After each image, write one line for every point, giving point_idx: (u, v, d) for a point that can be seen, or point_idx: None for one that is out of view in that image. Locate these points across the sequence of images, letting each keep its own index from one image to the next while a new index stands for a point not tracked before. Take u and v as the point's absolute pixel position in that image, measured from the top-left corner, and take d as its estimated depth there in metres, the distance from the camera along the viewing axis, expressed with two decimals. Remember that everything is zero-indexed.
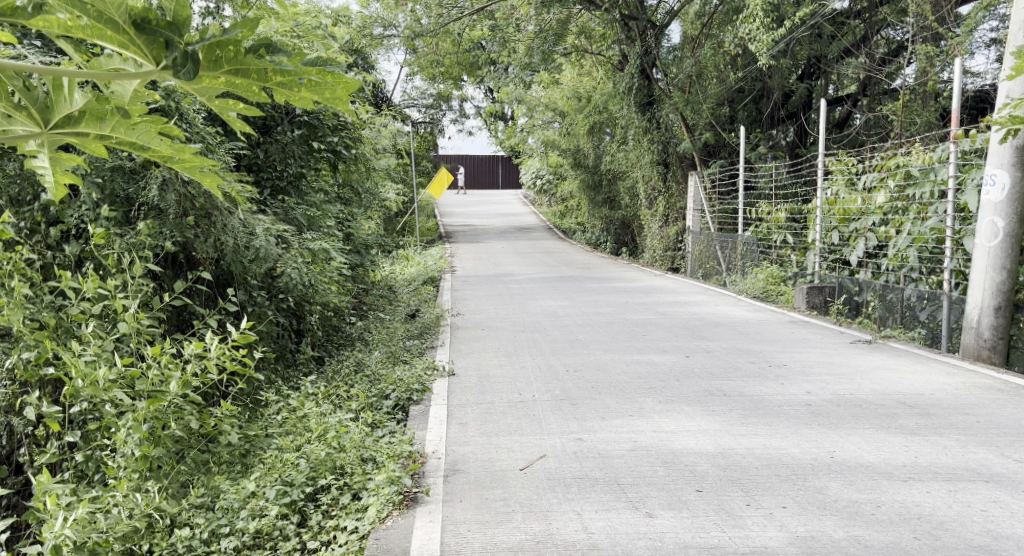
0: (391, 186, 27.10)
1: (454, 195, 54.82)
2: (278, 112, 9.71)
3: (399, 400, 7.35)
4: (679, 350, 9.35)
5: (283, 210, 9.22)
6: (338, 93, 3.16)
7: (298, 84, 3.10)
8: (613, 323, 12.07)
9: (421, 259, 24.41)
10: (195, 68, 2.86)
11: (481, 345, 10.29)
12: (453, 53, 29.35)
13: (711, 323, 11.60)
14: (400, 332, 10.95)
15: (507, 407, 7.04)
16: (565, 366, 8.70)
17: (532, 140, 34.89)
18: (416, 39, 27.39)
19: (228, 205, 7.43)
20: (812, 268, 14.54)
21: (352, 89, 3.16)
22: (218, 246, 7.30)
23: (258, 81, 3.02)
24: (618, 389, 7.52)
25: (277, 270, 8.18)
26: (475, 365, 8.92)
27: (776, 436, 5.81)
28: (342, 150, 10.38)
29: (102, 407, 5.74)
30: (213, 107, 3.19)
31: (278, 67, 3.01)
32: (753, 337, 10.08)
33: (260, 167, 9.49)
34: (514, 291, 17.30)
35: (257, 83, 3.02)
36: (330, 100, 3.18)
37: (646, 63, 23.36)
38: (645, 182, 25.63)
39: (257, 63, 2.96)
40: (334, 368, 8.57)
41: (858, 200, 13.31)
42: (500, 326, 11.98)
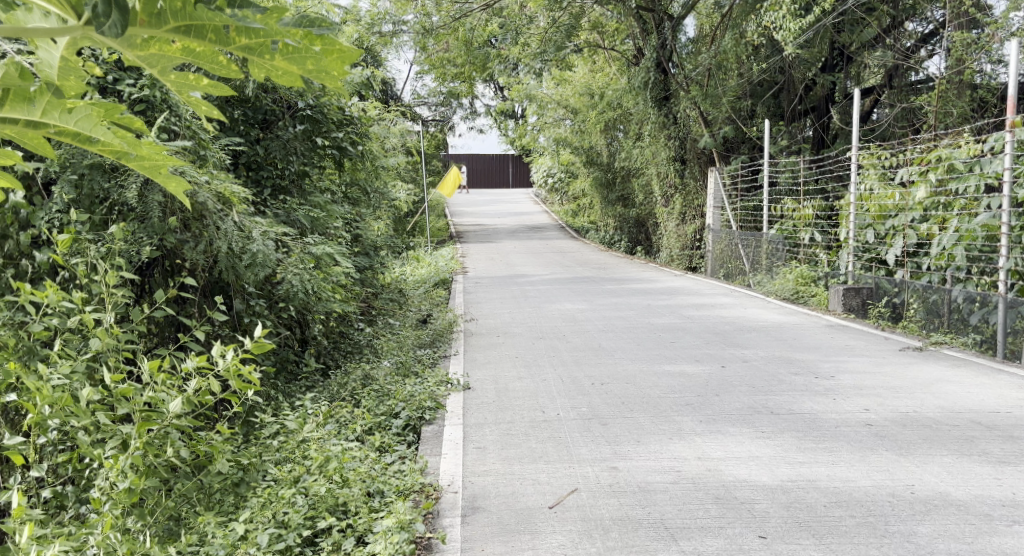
0: (401, 185, 26.53)
1: (464, 195, 54.18)
2: (279, 105, 8.99)
3: (409, 420, 6.61)
4: (713, 359, 8.70)
5: (284, 211, 8.50)
6: (327, 64, 2.34)
7: (270, 51, 2.30)
8: (637, 328, 11.40)
9: (432, 260, 23.77)
10: (123, 17, 2.09)
11: (498, 353, 9.61)
12: (463, 50, 28.65)
13: (743, 328, 10.93)
14: (412, 341, 10.24)
15: (529, 428, 6.33)
16: (591, 378, 8.00)
17: (543, 138, 34.21)
18: (426, 36, 26.71)
19: (221, 206, 6.79)
20: (844, 268, 13.85)
21: (348, 61, 2.35)
22: (212, 250, 6.66)
23: (217, 45, 2.24)
24: (652, 405, 6.84)
25: (276, 277, 7.49)
26: (493, 377, 8.20)
27: (842, 465, 5.12)
28: (347, 146, 9.69)
29: (74, 434, 5.10)
30: (168, 84, 2.45)
31: (242, 24, 2.24)
32: (791, 344, 9.41)
33: (259, 164, 8.78)
34: (528, 293, 16.66)
35: (217, 47, 2.24)
36: (313, 74, 2.36)
37: (662, 57, 22.90)
38: (661, 180, 24.91)
39: (213, 17, 2.20)
40: (338, 383, 7.83)
41: (896, 195, 12.66)
42: (517, 332, 11.30)
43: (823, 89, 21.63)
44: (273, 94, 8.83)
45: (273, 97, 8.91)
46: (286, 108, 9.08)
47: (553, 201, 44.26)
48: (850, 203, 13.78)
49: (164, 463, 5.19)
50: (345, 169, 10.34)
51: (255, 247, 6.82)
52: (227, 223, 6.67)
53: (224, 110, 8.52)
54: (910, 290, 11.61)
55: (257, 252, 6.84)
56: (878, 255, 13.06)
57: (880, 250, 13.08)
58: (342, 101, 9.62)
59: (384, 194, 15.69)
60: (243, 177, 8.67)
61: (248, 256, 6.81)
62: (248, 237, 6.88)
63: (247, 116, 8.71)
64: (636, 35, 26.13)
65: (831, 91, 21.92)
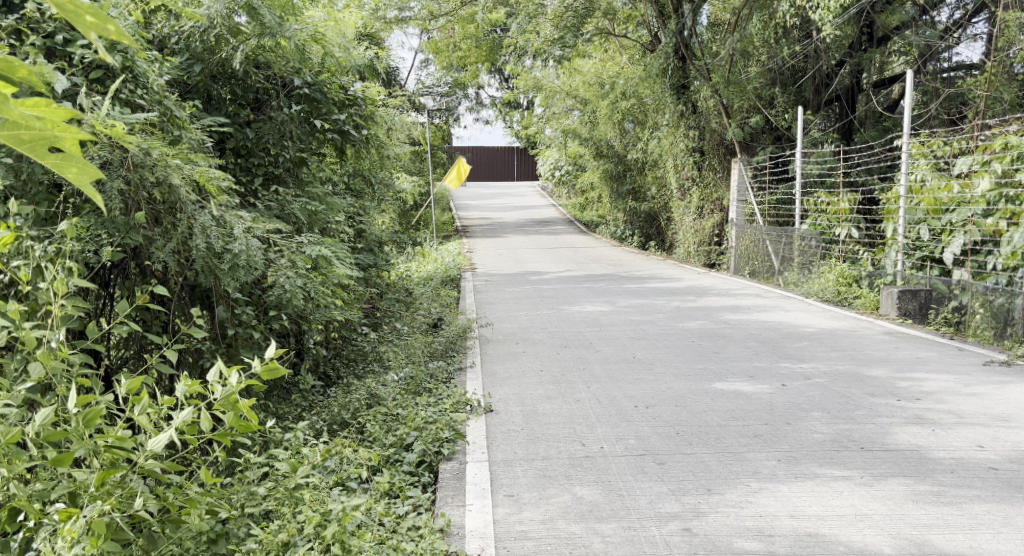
0: (405, 176, 25.40)
1: (466, 189, 53.04)
2: (273, 83, 7.85)
3: (424, 454, 5.43)
4: (770, 375, 7.64)
5: (278, 204, 7.37)
6: None
7: None
8: (673, 333, 10.33)
9: (437, 255, 22.64)
10: None
11: (520, 366, 8.51)
12: (472, 37, 27.51)
13: (793, 336, 9.86)
14: (425, 353, 9.10)
15: (570, 468, 5.20)
16: (634, 400, 6.87)
17: (550, 130, 33.08)
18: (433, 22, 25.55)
19: (195, 196, 5.64)
20: (891, 267, 12.85)
21: None
22: (183, 247, 5.54)
23: None
24: (714, 439, 5.76)
25: (265, 280, 6.35)
26: (519, 395, 7.10)
27: (985, 531, 4.09)
28: (350, 130, 8.48)
29: (10, 486, 3.65)
30: None
31: None
32: (856, 357, 8.36)
33: (250, 150, 7.60)
34: (543, 292, 15.56)
35: None
36: None
37: (680, 43, 21.74)
38: (677, 172, 23.78)
39: None
40: (340, 401, 6.68)
41: (953, 187, 11.83)
42: (539, 339, 10.18)
43: (851, 77, 20.48)
44: (265, 70, 7.70)
45: (266, 73, 7.79)
46: (281, 86, 7.93)
47: (558, 195, 43.09)
48: (898, 196, 12.94)
49: (129, 526, 3.80)
50: (347, 157, 9.17)
51: (234, 247, 5.66)
52: (202, 217, 5.54)
53: (209, 88, 7.39)
54: (973, 294, 10.60)
55: (238, 252, 5.69)
56: (932, 255, 12.22)
57: (933, 249, 12.24)
58: (343, 80, 8.48)
59: (387, 186, 14.53)
60: (232, 165, 7.49)
61: (226, 258, 5.66)
62: (228, 235, 5.74)
63: (235, 94, 7.58)
64: (650, 20, 24.99)
65: (858, 79, 20.80)
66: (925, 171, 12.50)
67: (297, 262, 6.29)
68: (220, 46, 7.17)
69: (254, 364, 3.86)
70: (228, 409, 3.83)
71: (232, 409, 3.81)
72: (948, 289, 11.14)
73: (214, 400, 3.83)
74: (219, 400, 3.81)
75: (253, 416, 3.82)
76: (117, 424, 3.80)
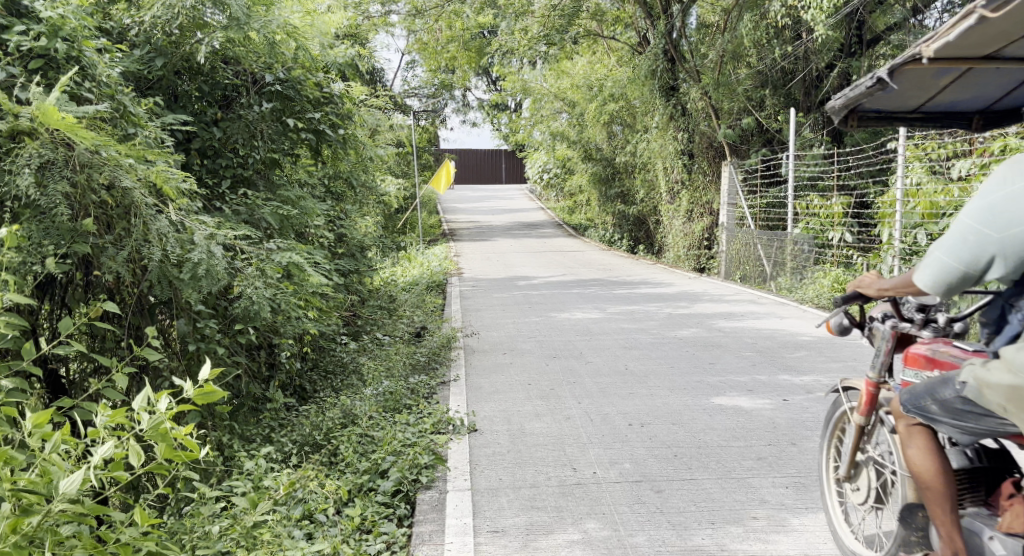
0: (391, 178, 24.97)
1: (451, 192, 52.56)
2: (242, 80, 7.40)
3: (400, 483, 4.97)
4: (770, 390, 7.23)
5: (246, 208, 6.89)
6: None
7: None
8: (667, 343, 9.88)
9: (423, 260, 22.16)
10: None
11: (507, 380, 8.07)
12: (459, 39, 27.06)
13: (791, 345, 9.42)
14: (406, 368, 8.62)
15: (561, 498, 4.74)
16: (628, 418, 6.42)
17: (538, 132, 32.65)
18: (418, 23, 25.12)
19: (152, 200, 5.15)
20: (887, 273, 12.48)
21: None
22: (137, 254, 5.06)
23: None
24: (716, 462, 5.33)
25: (231, 291, 5.86)
26: (505, 412, 6.66)
27: None
28: (326, 130, 7.97)
29: None
30: None
31: None
32: (858, 369, 7.91)
33: (218, 151, 7.13)
34: (531, 297, 15.12)
35: None
36: None
37: (669, 44, 21.37)
38: (666, 175, 23.35)
39: None
40: (312, 421, 6.20)
41: (951, 191, 11.52)
42: (527, 349, 9.71)
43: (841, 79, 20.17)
44: (234, 66, 7.27)
45: (235, 69, 7.34)
46: (251, 83, 7.48)
47: (546, 198, 42.57)
48: (895, 200, 12.58)
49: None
50: (324, 159, 8.69)
51: (193, 255, 5.13)
52: (155, 224, 5.01)
53: (174, 84, 6.96)
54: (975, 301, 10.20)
55: (198, 262, 5.16)
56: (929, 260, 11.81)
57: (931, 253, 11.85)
58: (318, 77, 8.04)
59: (371, 189, 14.05)
60: (198, 166, 7.00)
61: (185, 268, 5.14)
62: (186, 241, 5.20)
63: (201, 91, 7.13)
64: (639, 21, 24.61)
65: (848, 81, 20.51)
66: (923, 173, 12.19)
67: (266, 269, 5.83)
68: (185, 39, 6.75)
69: (188, 389, 3.43)
70: (158, 440, 3.37)
71: (163, 440, 3.36)
72: None
73: (141, 429, 3.38)
74: (147, 431, 3.34)
75: (190, 446, 3.37)
76: (35, 465, 3.30)
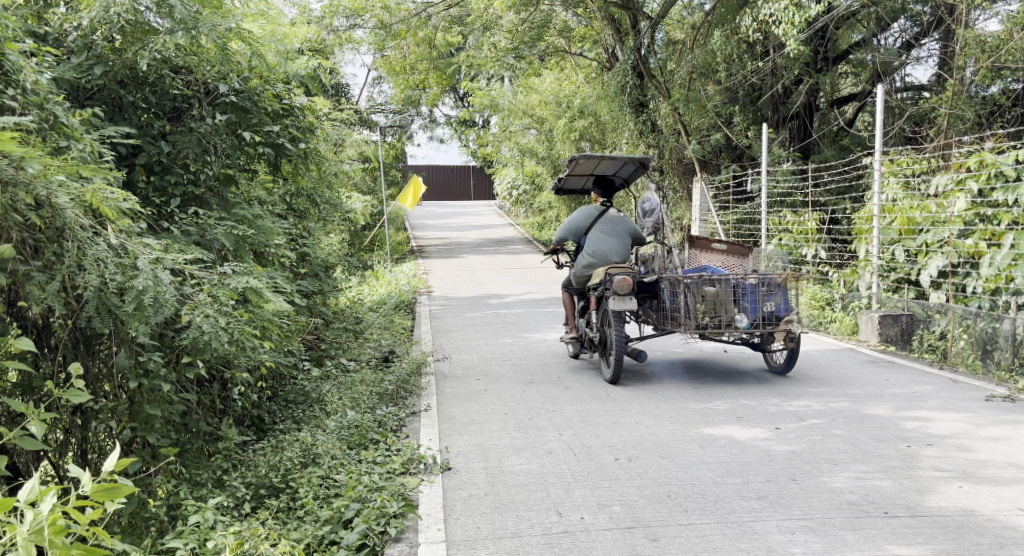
0: (356, 196, 24.49)
1: (420, 209, 52.00)
2: (194, 90, 6.89)
3: (365, 537, 4.45)
4: (760, 415, 6.80)
5: (196, 228, 6.34)
6: None
7: None
8: (646, 365, 9.40)
9: (391, 279, 21.61)
10: None
11: (479, 409, 7.56)
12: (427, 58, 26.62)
13: (775, 367, 8.94)
14: (373, 398, 8.09)
15: (546, 551, 4.27)
16: (613, 452, 5.94)
17: (507, 148, 32.22)
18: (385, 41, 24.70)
19: (90, 222, 4.56)
20: (865, 290, 12.11)
21: None
22: (71, 283, 4.47)
23: None
24: (712, 503, 4.88)
25: (179, 322, 5.30)
26: (480, 447, 6.16)
27: None
28: (285, 143, 7.40)
29: None
30: None
31: None
32: (847, 393, 7.42)
33: (166, 167, 6.59)
34: (503, 317, 14.62)
35: None
36: None
37: (638, 60, 21.10)
38: (637, 191, 23.00)
39: None
40: (269, 460, 5.69)
41: (927, 206, 11.24)
42: (502, 374, 9.21)
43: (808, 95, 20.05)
44: (183, 76, 6.77)
45: (185, 78, 6.80)
46: (203, 93, 6.93)
47: (516, 214, 42.14)
48: (871, 216, 12.24)
49: None
50: (283, 175, 8.15)
51: (137, 283, 4.51)
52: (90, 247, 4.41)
53: (116, 94, 6.41)
54: (957, 318, 9.82)
55: (143, 291, 4.54)
56: (909, 276, 11.45)
57: (910, 270, 11.50)
58: (276, 87, 7.52)
59: (337, 207, 13.51)
60: (143, 185, 6.45)
61: (129, 297, 4.52)
62: (128, 267, 4.59)
63: (144, 104, 6.61)
64: (607, 36, 24.28)
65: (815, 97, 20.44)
66: (898, 189, 11.83)
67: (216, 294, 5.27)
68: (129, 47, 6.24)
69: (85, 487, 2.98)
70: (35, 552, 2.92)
71: (55, 547, 2.95)
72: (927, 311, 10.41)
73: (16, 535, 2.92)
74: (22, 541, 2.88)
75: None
76: None
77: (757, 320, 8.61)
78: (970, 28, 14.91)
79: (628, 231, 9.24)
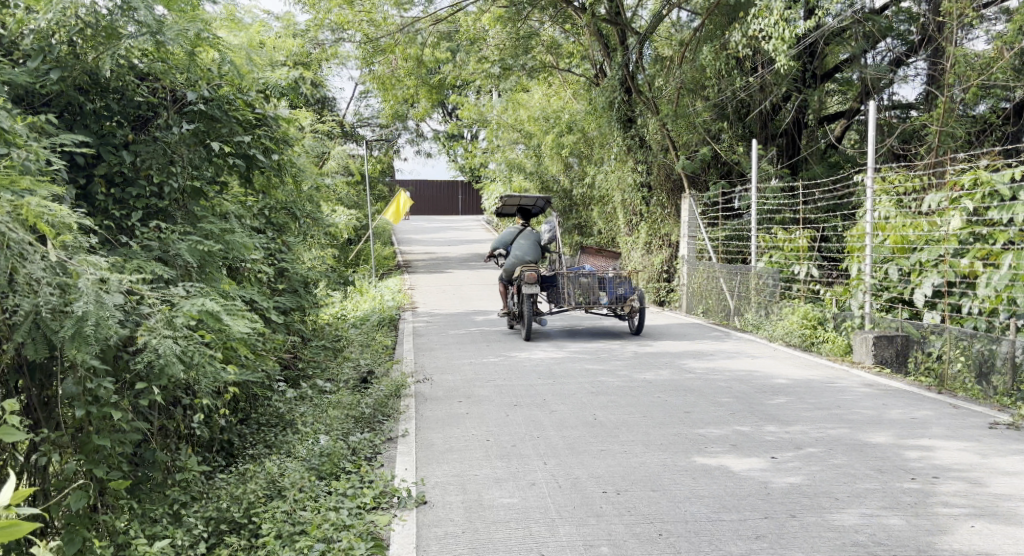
0: (341, 210, 24.18)
1: (407, 223, 51.62)
2: (160, 98, 6.53)
3: None
4: (755, 444, 6.45)
5: (158, 242, 5.96)
6: None
7: None
8: (635, 387, 9.04)
9: (375, 295, 21.21)
10: None
11: (460, 435, 7.19)
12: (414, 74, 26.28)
13: (769, 389, 8.58)
14: (347, 422, 7.72)
15: None
16: (600, 483, 5.59)
17: (495, 163, 31.97)
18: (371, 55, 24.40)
19: (28, 239, 4.09)
20: (858, 310, 11.75)
21: None
22: (4, 306, 4.07)
23: None
24: (707, 543, 4.52)
25: (135, 346, 4.90)
26: (459, 478, 5.78)
27: None
28: (258, 155, 7.04)
29: None
30: None
31: None
32: (844, 418, 7.07)
33: (127, 178, 6.22)
34: (488, 335, 14.25)
35: None
36: None
37: (626, 75, 20.86)
38: (625, 207, 22.71)
39: None
40: (232, 493, 5.40)
41: (921, 225, 10.95)
42: (485, 396, 8.84)
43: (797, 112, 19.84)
44: (150, 84, 6.42)
45: (151, 85, 6.46)
46: (169, 101, 6.58)
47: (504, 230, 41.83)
48: (864, 234, 11.95)
49: None
50: (256, 188, 7.79)
51: (75, 308, 4.06)
52: (24, 267, 3.99)
53: (76, 100, 6.05)
54: (953, 339, 9.44)
55: (83, 316, 4.09)
56: (902, 295, 11.15)
57: (903, 289, 11.18)
58: (249, 96, 7.17)
59: (318, 222, 13.13)
60: (102, 196, 6.07)
61: (67, 323, 4.07)
62: (68, 289, 4.17)
63: (107, 112, 6.24)
64: (596, 52, 24.09)
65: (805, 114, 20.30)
66: (891, 206, 11.52)
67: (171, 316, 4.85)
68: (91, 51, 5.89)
69: None
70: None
71: None
72: (921, 331, 10.04)
73: None
74: None
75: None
76: None
77: (614, 299, 13.35)
78: (959, 47, 14.72)
79: (537, 241, 13.81)
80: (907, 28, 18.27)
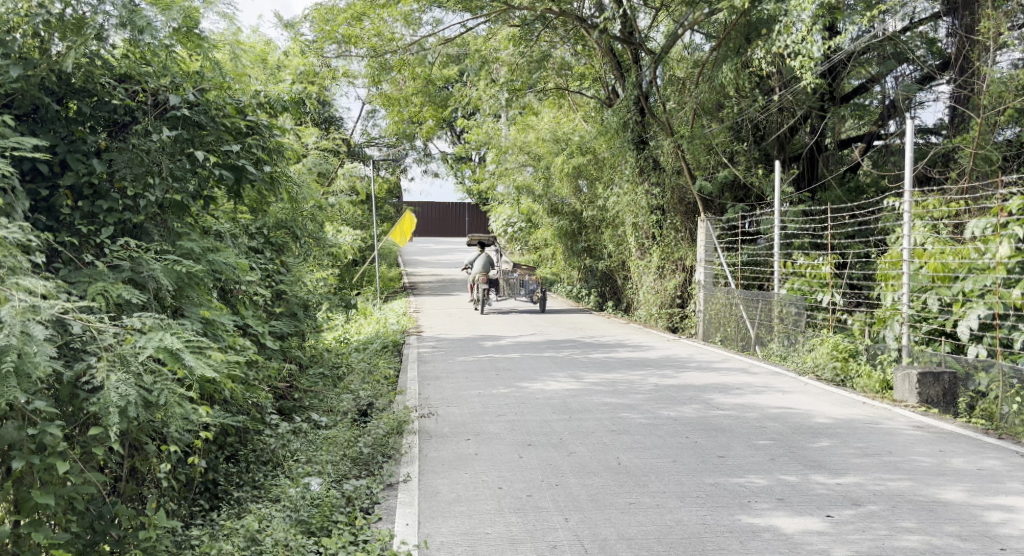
0: (346, 231, 23.51)
1: (413, 245, 50.78)
2: (141, 102, 5.86)
3: None
4: (805, 498, 5.69)
5: (129, 263, 5.25)
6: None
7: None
8: (660, 425, 8.27)
9: (380, 317, 20.49)
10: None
11: (468, 481, 6.47)
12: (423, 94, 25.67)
13: (809, 431, 7.81)
14: (342, 465, 7.01)
15: None
16: (632, 547, 4.85)
17: (503, 187, 31.31)
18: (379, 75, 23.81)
19: None
20: (894, 341, 11.02)
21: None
22: None
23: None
24: None
25: (87, 386, 4.24)
26: (468, 539, 5.06)
27: None
28: (247, 166, 6.32)
29: None
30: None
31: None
32: (901, 468, 6.32)
33: (99, 191, 5.52)
34: (496, 362, 13.52)
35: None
36: None
37: (640, 96, 20.30)
38: (637, 231, 21.97)
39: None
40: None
41: (962, 252, 10.20)
42: (495, 434, 8.11)
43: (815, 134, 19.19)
44: (129, 85, 5.75)
45: (130, 88, 5.79)
46: (150, 106, 5.89)
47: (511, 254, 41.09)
48: (899, 261, 11.23)
49: None
50: (249, 203, 7.12)
51: None
52: None
53: (43, 101, 5.37)
54: (1003, 377, 8.61)
55: (4, 352, 3.49)
56: (944, 328, 10.37)
57: (945, 321, 10.39)
58: (238, 101, 6.49)
59: (319, 243, 12.45)
60: (68, 210, 5.37)
61: None
62: None
63: (76, 116, 5.55)
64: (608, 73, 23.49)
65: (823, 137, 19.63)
66: (927, 232, 10.82)
67: (122, 348, 4.19)
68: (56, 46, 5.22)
69: None
70: None
71: None
72: (966, 366, 9.21)
73: None
74: None
75: None
76: None
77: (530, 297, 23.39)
78: (992, 66, 14.02)
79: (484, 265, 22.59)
80: (926, 53, 17.49)
